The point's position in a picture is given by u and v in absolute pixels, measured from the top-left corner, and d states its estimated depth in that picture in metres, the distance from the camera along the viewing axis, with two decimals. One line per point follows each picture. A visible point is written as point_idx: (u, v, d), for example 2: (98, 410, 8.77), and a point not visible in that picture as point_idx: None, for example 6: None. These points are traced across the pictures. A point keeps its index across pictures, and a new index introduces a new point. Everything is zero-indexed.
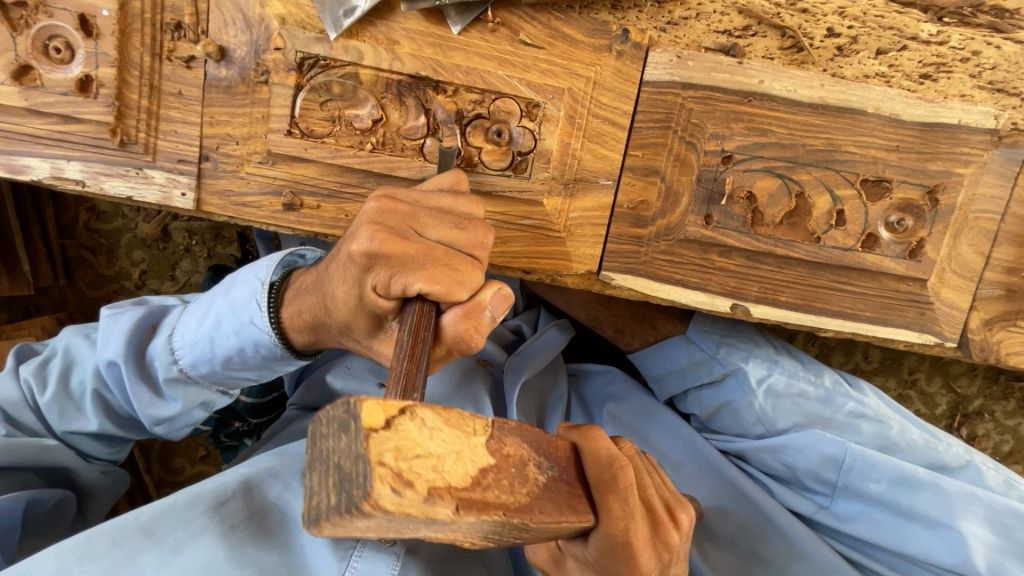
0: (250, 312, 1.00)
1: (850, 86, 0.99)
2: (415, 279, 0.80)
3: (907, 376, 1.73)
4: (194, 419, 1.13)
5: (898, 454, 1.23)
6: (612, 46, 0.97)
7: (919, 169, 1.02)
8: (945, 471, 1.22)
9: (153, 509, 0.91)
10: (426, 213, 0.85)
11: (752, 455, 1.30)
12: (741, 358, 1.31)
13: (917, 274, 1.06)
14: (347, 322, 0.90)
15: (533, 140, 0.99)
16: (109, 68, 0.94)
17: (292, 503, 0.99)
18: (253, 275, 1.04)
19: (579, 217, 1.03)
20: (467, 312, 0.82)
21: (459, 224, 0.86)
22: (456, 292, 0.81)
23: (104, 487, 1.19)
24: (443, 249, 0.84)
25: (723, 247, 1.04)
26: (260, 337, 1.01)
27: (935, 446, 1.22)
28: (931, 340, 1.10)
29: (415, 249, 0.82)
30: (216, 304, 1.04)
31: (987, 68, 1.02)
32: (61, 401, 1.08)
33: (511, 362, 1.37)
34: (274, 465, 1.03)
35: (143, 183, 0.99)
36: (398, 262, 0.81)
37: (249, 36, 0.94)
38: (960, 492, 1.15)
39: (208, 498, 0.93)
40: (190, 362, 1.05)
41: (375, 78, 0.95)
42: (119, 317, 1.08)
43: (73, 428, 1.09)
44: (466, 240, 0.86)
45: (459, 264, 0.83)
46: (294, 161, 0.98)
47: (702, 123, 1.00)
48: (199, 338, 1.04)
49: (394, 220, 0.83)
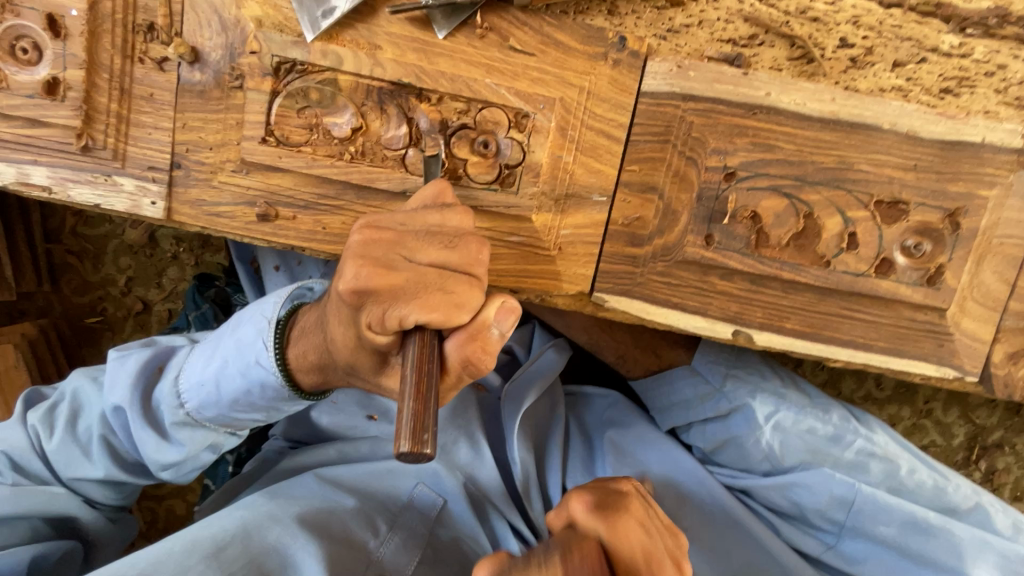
0: (257, 352, 0.96)
1: (865, 100, 0.93)
2: (412, 311, 0.76)
3: (922, 406, 1.64)
4: (201, 462, 1.07)
5: (905, 495, 1.16)
6: (607, 54, 0.91)
7: (938, 190, 0.95)
8: (953, 514, 1.15)
9: (151, 556, 0.92)
10: (412, 236, 0.80)
11: (758, 491, 1.22)
12: (747, 394, 1.23)
13: (935, 302, 0.98)
14: (352, 361, 0.86)
15: (521, 152, 0.92)
16: (77, 69, 0.89)
17: (291, 546, 1.00)
18: (260, 313, 1.00)
19: (570, 235, 0.96)
20: (470, 335, 0.78)
21: (449, 242, 0.80)
22: (456, 316, 0.77)
23: (111, 536, 1.14)
24: (436, 272, 0.79)
25: (724, 270, 0.97)
26: (267, 377, 0.96)
27: (945, 488, 1.15)
28: (949, 373, 1.02)
29: (404, 279, 0.77)
30: (222, 344, 1.00)
31: (1014, 83, 0.94)
32: (67, 448, 1.04)
33: (510, 387, 1.30)
34: (270, 507, 1.04)
35: (111, 190, 0.94)
36: (391, 296, 0.77)
37: (223, 38, 0.89)
38: (971, 537, 1.10)
39: (207, 544, 0.95)
40: (198, 406, 1.01)
41: (355, 85, 0.89)
42: (126, 359, 1.05)
43: (79, 474, 1.05)
44: (459, 258, 0.80)
45: (454, 285, 0.78)
46: (269, 170, 0.93)
47: (704, 137, 0.93)
48: (204, 381, 1.00)
49: (380, 251, 0.78)
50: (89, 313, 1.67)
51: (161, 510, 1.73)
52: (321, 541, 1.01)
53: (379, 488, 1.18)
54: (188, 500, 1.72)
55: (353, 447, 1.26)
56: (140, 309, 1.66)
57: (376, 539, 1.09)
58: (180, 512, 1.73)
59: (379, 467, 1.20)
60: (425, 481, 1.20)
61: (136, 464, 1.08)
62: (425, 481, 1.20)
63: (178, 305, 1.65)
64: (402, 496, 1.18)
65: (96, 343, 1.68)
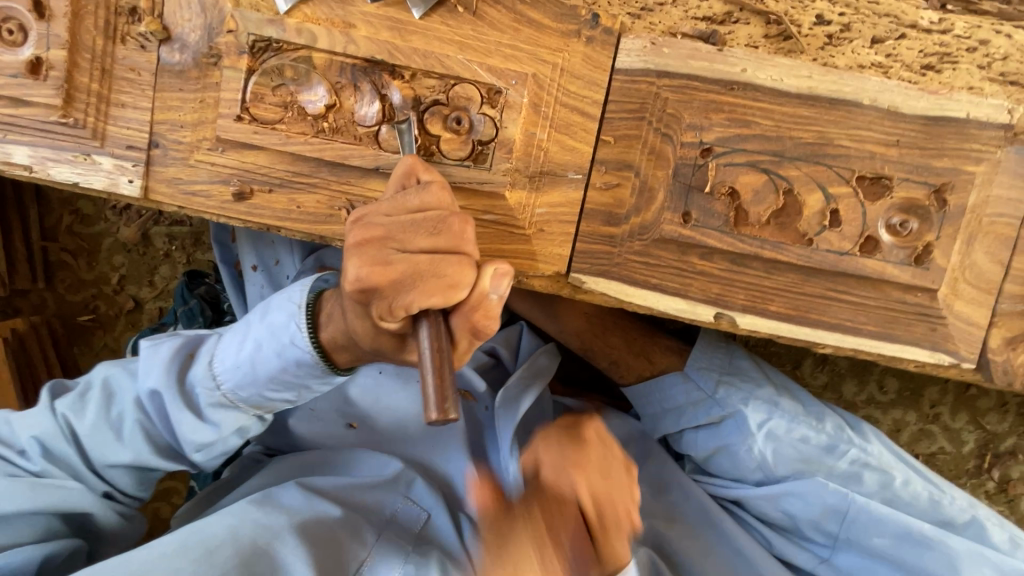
0: (290, 333, 0.94)
1: (843, 75, 0.91)
2: (414, 298, 0.73)
3: (928, 410, 1.57)
4: (229, 447, 1.04)
5: (900, 507, 1.09)
6: (581, 31, 0.91)
7: (922, 165, 0.92)
8: (949, 528, 1.09)
9: (140, 557, 0.91)
10: (399, 228, 0.76)
11: (749, 501, 1.18)
12: (741, 400, 1.17)
13: (925, 283, 0.95)
14: (376, 347, 0.84)
15: (494, 128, 0.92)
16: (59, 49, 0.91)
17: (283, 551, 0.97)
18: (287, 300, 0.97)
19: (545, 213, 0.95)
20: (472, 306, 0.75)
21: (434, 228, 0.75)
22: (454, 295, 0.74)
23: (122, 535, 1.10)
24: (427, 258, 0.75)
25: (704, 249, 0.95)
26: (301, 356, 0.94)
27: (940, 501, 1.09)
28: (945, 360, 0.97)
29: (400, 269, 0.75)
30: (252, 329, 0.98)
31: (997, 58, 0.93)
32: (101, 431, 1.01)
33: (507, 389, 1.23)
34: (258, 514, 1.00)
35: (89, 169, 0.95)
36: (392, 289, 0.75)
37: (202, 20, 0.91)
38: (966, 550, 1.04)
39: (199, 548, 0.93)
40: (233, 387, 0.99)
41: (329, 62, 0.90)
42: (159, 347, 1.02)
43: (110, 459, 1.02)
44: (448, 241, 0.75)
45: (446, 267, 0.74)
46: (244, 148, 0.93)
47: (679, 113, 0.92)
48: (240, 363, 0.98)
49: (373, 250, 0.76)
50: (81, 312, 1.67)
51: (147, 513, 1.70)
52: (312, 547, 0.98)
53: (359, 501, 1.13)
54: (173, 502, 1.69)
55: (331, 458, 1.22)
56: (131, 307, 1.66)
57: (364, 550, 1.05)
58: (166, 515, 1.69)
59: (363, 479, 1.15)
60: (410, 494, 1.18)
61: (167, 451, 1.05)
62: (410, 495, 1.18)
63: (170, 303, 1.66)
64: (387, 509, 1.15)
65: (86, 341, 1.68)
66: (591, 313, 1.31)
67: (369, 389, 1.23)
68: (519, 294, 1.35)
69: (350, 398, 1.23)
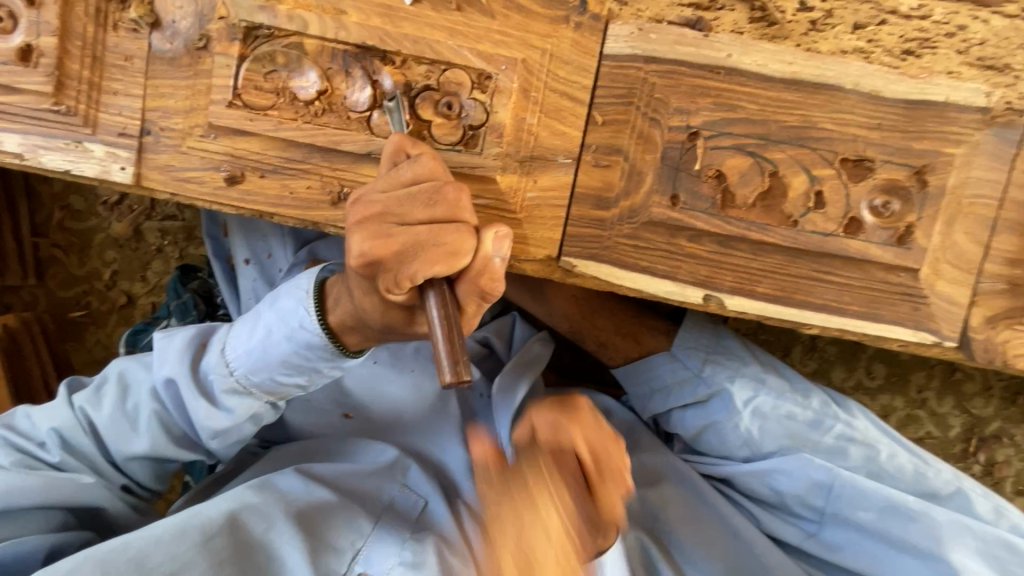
0: (299, 317, 0.94)
1: (826, 60, 0.93)
2: (416, 268, 0.75)
3: (915, 395, 1.60)
4: (244, 434, 1.04)
5: (885, 480, 1.12)
6: (569, 18, 0.92)
7: (903, 148, 0.95)
8: (933, 499, 1.11)
9: (140, 541, 0.92)
10: (396, 201, 0.77)
11: (738, 479, 1.19)
12: (727, 378, 1.19)
13: (907, 263, 0.97)
14: (387, 322, 0.86)
15: (485, 113, 0.93)
16: (50, 37, 0.92)
17: (277, 544, 0.99)
18: (294, 285, 0.97)
19: (536, 197, 0.97)
20: (477, 272, 0.76)
21: (429, 199, 0.76)
22: (456, 263, 0.75)
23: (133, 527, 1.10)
24: (425, 229, 0.76)
25: (692, 231, 0.97)
26: (311, 340, 0.94)
27: (925, 472, 1.11)
28: (927, 338, 1.00)
29: (401, 241, 0.76)
30: (263, 314, 0.98)
31: (975, 43, 0.93)
32: (118, 421, 1.01)
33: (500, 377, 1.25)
34: (257, 499, 1.01)
35: (81, 156, 0.95)
36: (395, 261, 0.77)
37: (193, 7, 0.91)
38: (949, 520, 1.06)
39: (197, 533, 0.94)
40: (246, 371, 0.98)
41: (320, 48, 0.91)
42: (173, 338, 1.02)
43: (128, 450, 1.02)
44: (444, 210, 0.76)
45: (444, 236, 0.75)
46: (236, 135, 0.94)
47: (666, 98, 0.94)
48: (252, 347, 0.98)
49: (375, 224, 0.78)
50: (73, 307, 1.67)
51: None
52: (308, 538, 1.00)
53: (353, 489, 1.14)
54: (169, 496, 1.68)
55: (329, 446, 1.24)
56: (124, 302, 1.66)
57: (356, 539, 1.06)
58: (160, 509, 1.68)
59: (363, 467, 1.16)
60: (407, 483, 1.18)
61: (184, 440, 1.05)
62: (406, 483, 1.18)
63: (162, 297, 1.65)
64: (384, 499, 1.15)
65: (79, 336, 1.68)
66: (581, 298, 1.33)
67: (366, 379, 1.23)
68: (511, 281, 1.37)
69: (346, 388, 1.24)
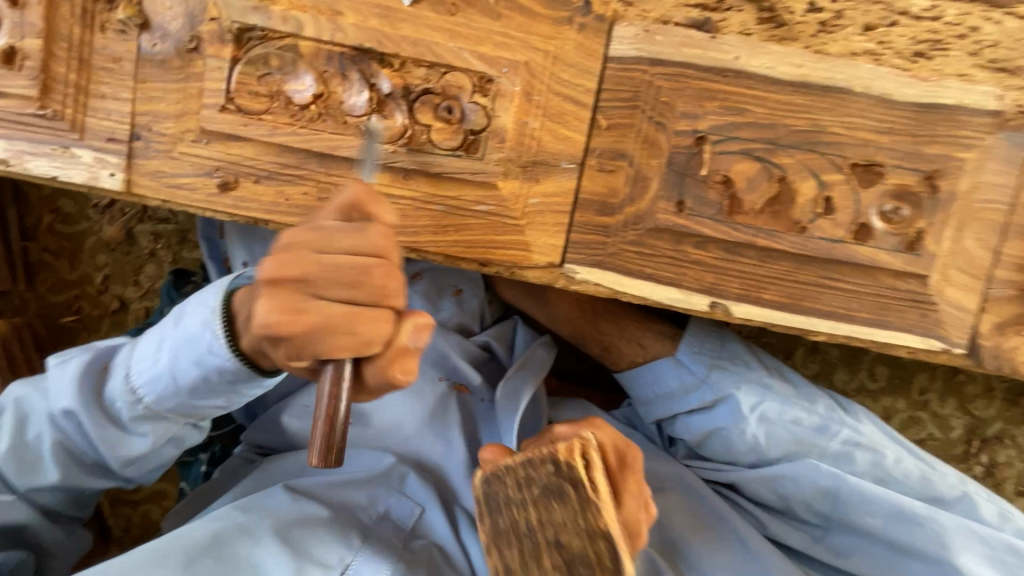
0: (206, 341, 0.87)
1: (835, 63, 0.91)
2: (326, 351, 0.72)
3: (917, 397, 1.59)
4: (165, 457, 1.04)
5: (891, 485, 1.11)
6: (573, 19, 0.89)
7: (913, 152, 0.93)
8: (940, 505, 1.10)
9: (119, 564, 0.90)
10: (318, 270, 0.72)
11: (744, 485, 1.18)
12: (732, 384, 1.18)
13: (917, 269, 0.95)
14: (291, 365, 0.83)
15: (486, 117, 0.90)
16: (35, 38, 0.88)
17: (263, 562, 0.96)
18: (202, 303, 0.90)
19: (538, 203, 0.94)
20: (389, 359, 0.74)
21: (354, 281, 0.72)
22: (367, 351, 0.72)
23: (68, 547, 1.10)
24: (343, 312, 0.71)
25: (698, 238, 0.95)
26: (222, 364, 0.88)
27: (931, 478, 1.10)
28: (935, 345, 0.98)
29: (311, 322, 0.71)
30: (170, 336, 0.91)
31: (988, 45, 0.89)
32: (18, 456, 0.98)
33: (505, 384, 1.25)
34: (243, 517, 1.00)
35: (68, 162, 0.92)
36: (302, 339, 0.72)
37: (183, 7, 0.88)
38: (957, 526, 1.04)
39: (181, 553, 0.93)
40: (155, 400, 0.93)
41: (316, 50, 0.88)
42: (70, 363, 0.98)
43: (32, 481, 0.99)
44: (369, 294, 0.72)
45: (362, 324, 0.72)
46: (230, 140, 0.91)
47: (673, 101, 0.91)
48: (159, 375, 0.92)
49: (287, 292, 0.72)
50: (64, 312, 1.63)
51: (134, 516, 1.65)
52: (296, 553, 0.97)
53: (348, 498, 1.11)
54: (164, 505, 1.65)
55: None
56: (117, 306, 1.62)
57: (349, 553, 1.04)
58: (155, 517, 1.65)
59: (356, 477, 1.15)
60: (404, 492, 1.15)
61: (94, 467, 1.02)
62: (403, 491, 1.15)
63: (156, 302, 1.62)
64: (378, 509, 1.11)
65: (71, 342, 1.64)
66: (583, 302, 1.31)
67: None
68: (511, 286, 1.35)
69: None
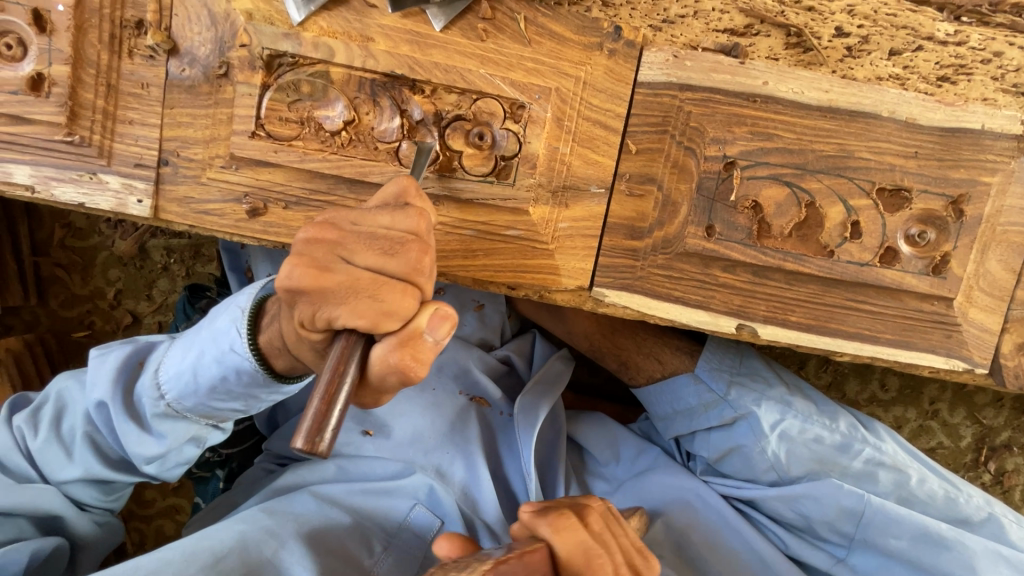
0: (231, 339, 0.87)
1: (863, 88, 0.92)
2: (341, 314, 0.69)
3: (928, 406, 1.60)
4: (186, 457, 1.01)
5: (916, 506, 1.12)
6: (603, 44, 0.89)
7: (940, 176, 0.93)
8: (965, 526, 1.12)
9: (150, 563, 0.88)
10: (354, 238, 0.71)
11: (764, 502, 1.18)
12: (753, 401, 1.18)
13: (941, 292, 0.96)
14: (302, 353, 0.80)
15: (517, 143, 0.91)
16: (62, 65, 0.87)
17: (288, 566, 0.96)
18: (234, 302, 0.92)
19: (568, 228, 0.94)
20: (401, 341, 0.68)
21: (389, 249, 0.70)
22: (385, 323, 0.68)
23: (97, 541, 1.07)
24: (369, 277, 0.69)
25: (726, 261, 0.95)
26: (242, 364, 0.88)
27: (955, 498, 1.12)
28: (959, 366, 0.99)
29: (335, 282, 0.70)
30: (198, 334, 0.92)
31: (1011, 70, 0.94)
32: (50, 447, 0.98)
33: (524, 397, 1.25)
34: (268, 521, 1.00)
35: (96, 189, 0.91)
36: (323, 298, 0.70)
37: (213, 33, 0.88)
38: (984, 549, 1.06)
39: (207, 554, 0.91)
40: (177, 398, 0.93)
41: (347, 77, 0.88)
42: (106, 358, 0.98)
43: (61, 474, 0.98)
44: (399, 266, 0.70)
45: (386, 292, 0.69)
46: (259, 165, 0.91)
47: (702, 127, 0.92)
48: (183, 371, 0.92)
49: (318, 252, 0.71)
50: (76, 328, 1.62)
51: (148, 531, 1.64)
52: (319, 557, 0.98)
53: (372, 507, 1.13)
54: (178, 520, 1.63)
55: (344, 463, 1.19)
56: (129, 322, 1.61)
57: (371, 556, 1.06)
58: (169, 533, 1.64)
59: (375, 486, 1.15)
60: (421, 502, 1.14)
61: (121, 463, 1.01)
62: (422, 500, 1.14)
63: (169, 317, 1.61)
64: (398, 516, 1.13)
65: (82, 357, 1.63)
66: (602, 318, 1.32)
67: None
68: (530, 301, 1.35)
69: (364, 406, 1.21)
